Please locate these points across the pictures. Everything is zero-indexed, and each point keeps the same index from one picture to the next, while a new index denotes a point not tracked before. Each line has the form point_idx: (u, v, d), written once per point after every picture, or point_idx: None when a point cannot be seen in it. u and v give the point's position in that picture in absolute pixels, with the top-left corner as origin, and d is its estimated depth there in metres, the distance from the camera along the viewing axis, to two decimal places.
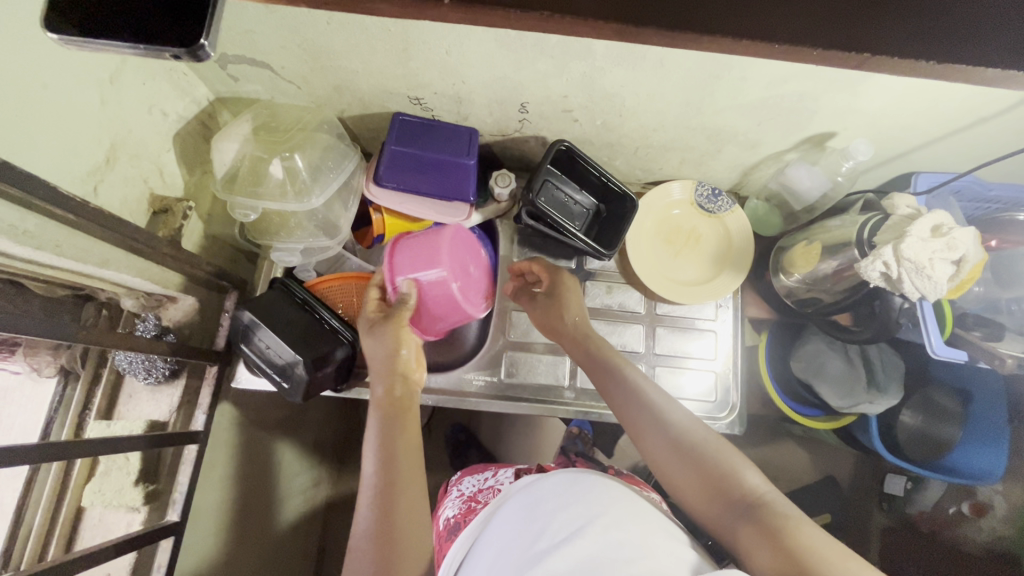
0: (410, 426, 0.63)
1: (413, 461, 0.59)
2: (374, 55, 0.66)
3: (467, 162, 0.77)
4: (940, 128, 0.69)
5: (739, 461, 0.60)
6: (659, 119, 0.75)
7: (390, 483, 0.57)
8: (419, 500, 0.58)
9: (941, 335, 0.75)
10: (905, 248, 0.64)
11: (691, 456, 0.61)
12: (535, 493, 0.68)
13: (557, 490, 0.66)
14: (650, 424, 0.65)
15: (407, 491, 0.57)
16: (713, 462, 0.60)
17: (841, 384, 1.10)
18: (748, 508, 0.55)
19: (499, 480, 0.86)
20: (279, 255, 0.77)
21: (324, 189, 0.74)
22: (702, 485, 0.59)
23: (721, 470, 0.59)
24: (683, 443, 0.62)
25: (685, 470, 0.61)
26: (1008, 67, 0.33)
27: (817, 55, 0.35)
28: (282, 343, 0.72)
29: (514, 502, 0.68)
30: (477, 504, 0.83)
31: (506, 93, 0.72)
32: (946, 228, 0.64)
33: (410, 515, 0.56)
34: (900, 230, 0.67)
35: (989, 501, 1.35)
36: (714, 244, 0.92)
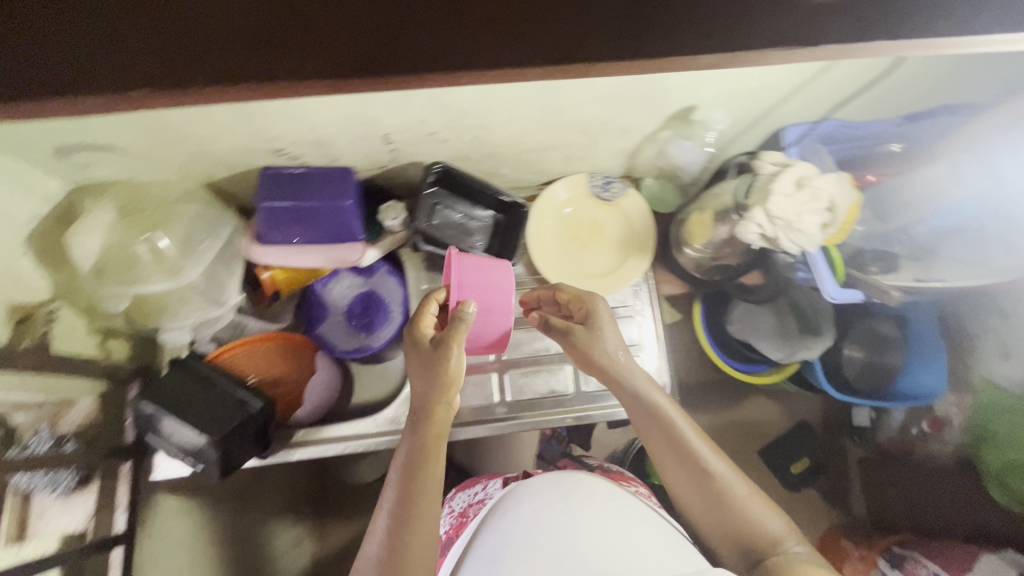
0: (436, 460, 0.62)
1: (430, 497, 0.60)
2: (213, 118, 0.64)
3: (343, 204, 0.76)
4: (790, 84, 0.71)
5: (762, 509, 0.64)
6: (525, 124, 0.75)
7: (404, 514, 0.58)
8: (428, 532, 0.58)
9: (836, 280, 0.77)
10: (770, 208, 0.66)
11: (715, 496, 0.65)
12: (523, 497, 0.78)
13: (545, 492, 0.77)
14: (678, 455, 0.67)
15: (419, 533, 0.57)
16: (735, 503, 0.64)
17: (776, 336, 1.13)
18: (767, 557, 0.61)
19: (488, 492, 0.87)
20: (167, 336, 0.74)
21: (197, 261, 0.72)
22: (719, 525, 0.65)
23: (739, 515, 0.64)
24: (709, 483, 0.65)
25: (705, 507, 0.66)
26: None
27: None
28: (188, 426, 0.69)
29: (504, 505, 0.77)
30: (466, 518, 0.84)
31: (364, 128, 0.71)
32: (807, 180, 0.66)
33: (417, 548, 0.57)
34: (767, 190, 0.68)
35: (946, 414, 1.27)
36: (617, 231, 0.93)
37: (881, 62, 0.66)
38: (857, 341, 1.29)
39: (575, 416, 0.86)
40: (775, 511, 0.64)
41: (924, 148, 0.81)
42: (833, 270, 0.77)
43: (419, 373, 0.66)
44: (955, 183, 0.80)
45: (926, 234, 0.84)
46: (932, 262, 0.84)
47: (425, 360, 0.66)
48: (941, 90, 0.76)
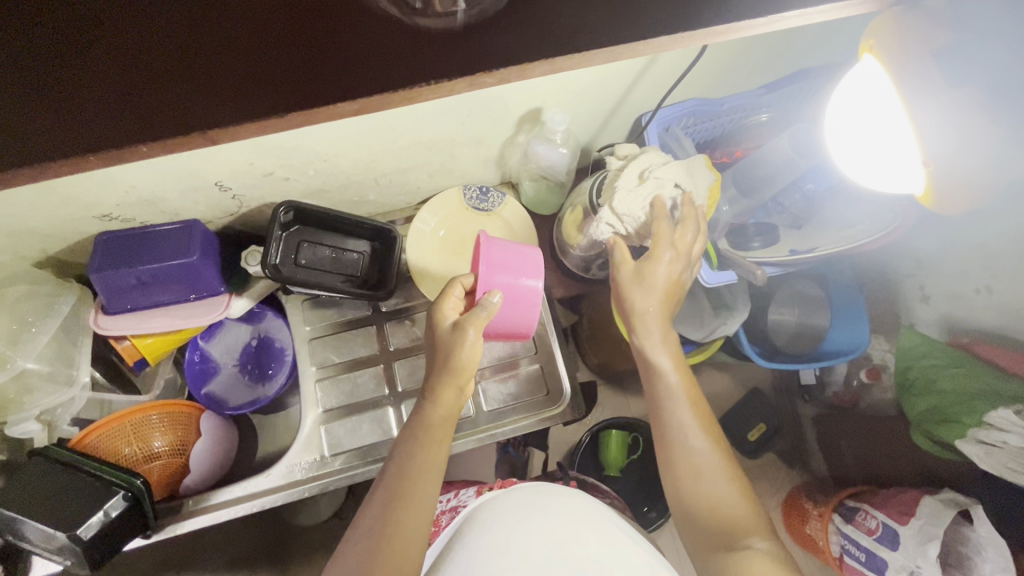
0: (431, 453, 0.63)
1: (413, 505, 0.59)
2: (7, 196, 0.59)
3: (190, 260, 0.71)
4: (624, 72, 0.69)
5: (734, 500, 0.61)
6: (366, 149, 0.71)
7: (401, 493, 0.60)
8: (412, 538, 0.57)
9: (709, 265, 0.76)
10: (617, 206, 0.64)
11: (684, 485, 0.62)
12: (507, 507, 0.72)
13: (534, 505, 0.71)
14: (665, 432, 0.65)
15: (405, 533, 0.57)
16: (721, 492, 0.61)
17: (693, 317, 1.13)
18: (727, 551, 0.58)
19: (461, 501, 0.87)
20: (14, 431, 0.68)
21: (33, 346, 0.68)
22: (686, 511, 0.63)
23: (710, 507, 0.61)
24: (686, 471, 0.62)
25: (675, 495, 0.63)
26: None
27: None
28: (45, 523, 0.64)
29: (488, 516, 0.71)
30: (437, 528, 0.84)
31: (189, 179, 0.67)
32: (647, 171, 0.65)
33: (404, 543, 0.56)
34: (613, 187, 0.67)
35: (882, 361, 1.29)
36: (502, 240, 0.89)
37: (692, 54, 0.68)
38: (785, 304, 1.29)
39: (480, 437, 0.85)
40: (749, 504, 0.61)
41: (791, 114, 0.84)
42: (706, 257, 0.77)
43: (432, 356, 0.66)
44: (800, 153, 0.75)
45: (801, 201, 0.82)
46: (813, 225, 0.84)
47: (443, 343, 0.65)
48: (789, 59, 0.78)
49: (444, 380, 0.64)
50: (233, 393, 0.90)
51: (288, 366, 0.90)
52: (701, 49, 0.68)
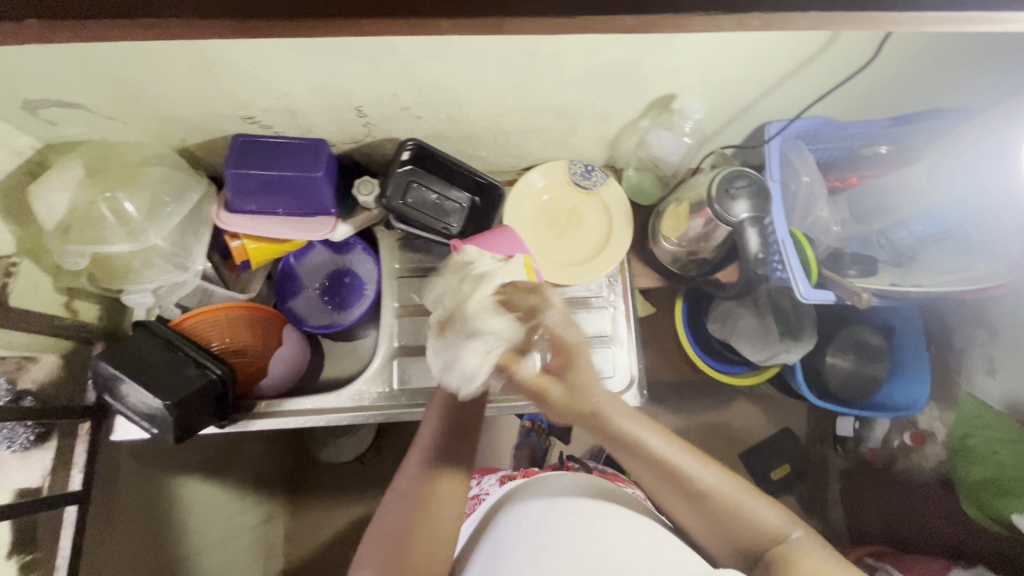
0: (455, 458, 0.62)
1: (457, 463, 0.62)
2: (181, 80, 0.64)
3: (315, 176, 0.75)
4: (769, 76, 0.69)
5: (764, 507, 0.62)
6: (500, 104, 0.74)
7: (425, 501, 0.59)
8: (458, 490, 0.61)
9: (807, 280, 0.75)
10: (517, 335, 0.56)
11: (713, 509, 0.62)
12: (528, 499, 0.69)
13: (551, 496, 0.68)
14: (658, 474, 0.62)
15: (447, 489, 0.61)
16: (743, 502, 0.62)
17: (756, 338, 1.12)
18: (770, 553, 0.60)
19: (484, 487, 0.89)
20: (130, 299, 0.74)
21: (162, 226, 0.71)
22: (717, 531, 0.62)
23: (741, 521, 0.61)
24: (714, 495, 0.62)
25: (705, 521, 0.62)
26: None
27: None
28: (144, 388, 0.69)
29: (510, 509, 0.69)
30: (462, 513, 0.87)
31: (336, 99, 0.70)
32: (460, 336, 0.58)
33: (448, 498, 0.60)
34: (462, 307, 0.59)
35: (929, 429, 1.26)
36: (596, 220, 0.91)
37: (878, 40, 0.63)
38: (845, 349, 1.28)
39: None
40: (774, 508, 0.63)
41: (911, 151, 0.83)
42: (805, 271, 0.76)
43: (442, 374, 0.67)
44: (934, 184, 0.76)
45: (908, 240, 0.81)
46: (911, 267, 0.82)
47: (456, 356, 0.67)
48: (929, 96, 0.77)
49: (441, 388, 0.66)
50: (311, 315, 0.94)
51: (368, 298, 0.92)
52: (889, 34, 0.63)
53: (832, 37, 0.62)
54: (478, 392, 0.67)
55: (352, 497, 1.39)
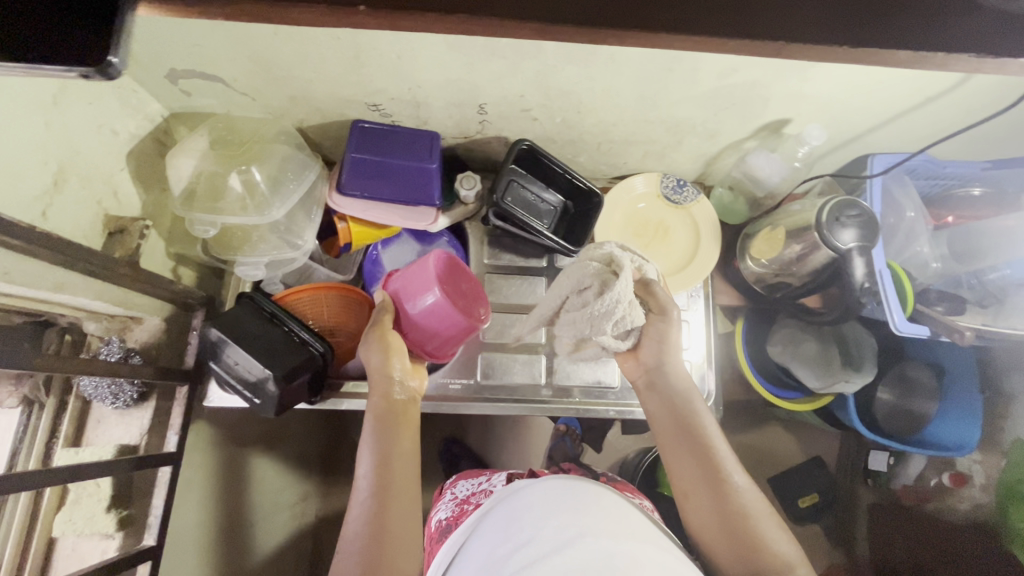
0: (405, 435, 0.65)
1: (399, 503, 0.60)
2: (325, 64, 0.66)
3: (429, 167, 0.77)
4: (890, 110, 0.70)
5: (777, 532, 0.60)
6: (617, 113, 0.75)
7: (384, 490, 0.60)
8: (407, 529, 0.59)
9: (902, 312, 0.76)
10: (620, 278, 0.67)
11: (726, 507, 0.61)
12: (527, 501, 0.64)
13: (550, 495, 0.64)
14: (688, 450, 0.65)
15: (395, 525, 0.58)
16: (750, 517, 0.60)
17: (818, 365, 1.13)
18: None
19: (492, 484, 0.85)
20: (241, 270, 0.75)
21: (284, 202, 0.73)
22: (724, 536, 0.60)
23: (748, 529, 0.60)
24: (729, 489, 0.62)
25: (713, 516, 0.61)
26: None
27: None
28: (251, 358, 0.72)
29: (507, 510, 0.65)
30: (468, 505, 0.83)
31: (463, 95, 0.72)
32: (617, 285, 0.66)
33: (396, 535, 0.58)
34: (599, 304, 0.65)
35: (968, 471, 1.30)
36: (683, 234, 0.92)
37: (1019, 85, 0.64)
38: (892, 384, 1.25)
39: (617, 410, 0.87)
40: (788, 538, 0.60)
41: (1006, 198, 0.81)
42: (901, 303, 0.77)
43: (374, 356, 0.69)
44: None
45: (998, 282, 0.80)
46: (1000, 310, 0.80)
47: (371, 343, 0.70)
48: None
49: (379, 366, 0.69)
50: None
51: None
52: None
53: (969, 77, 0.63)
54: (401, 418, 0.66)
55: None
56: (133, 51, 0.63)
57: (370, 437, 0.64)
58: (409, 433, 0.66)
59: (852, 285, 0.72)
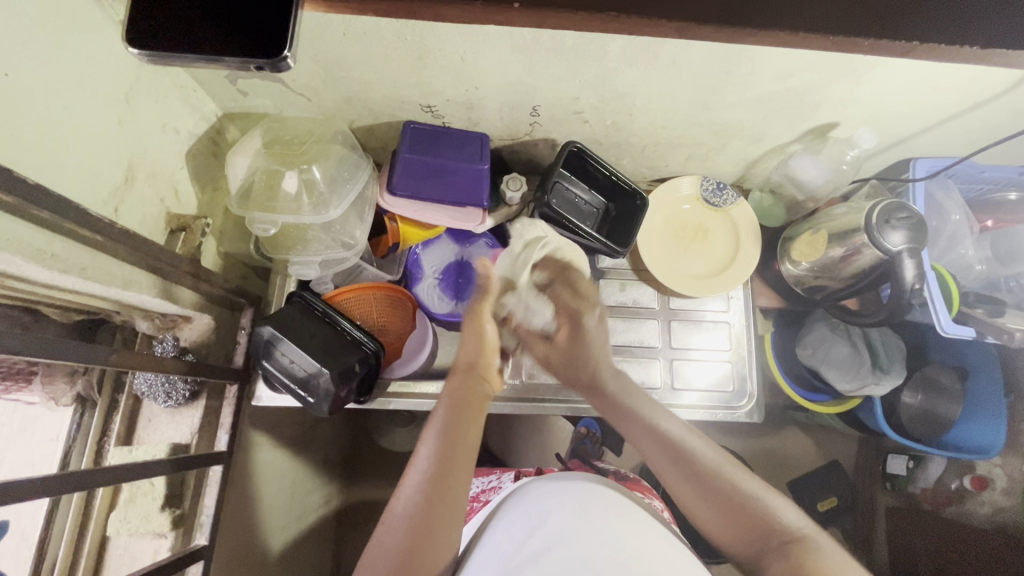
0: (473, 420, 0.66)
1: (452, 487, 0.59)
2: (388, 65, 0.66)
3: (480, 167, 0.78)
4: (937, 114, 0.72)
5: (778, 501, 0.61)
6: (668, 116, 0.76)
7: (440, 465, 0.60)
8: (453, 510, 0.58)
9: (949, 314, 0.77)
10: None
11: (720, 484, 0.63)
12: (530, 498, 0.69)
13: (554, 493, 0.68)
14: (665, 450, 0.67)
15: (445, 504, 0.58)
16: (746, 489, 0.62)
17: (848, 368, 1.12)
18: (790, 546, 0.57)
19: (501, 482, 0.88)
20: (295, 270, 0.76)
21: (341, 201, 0.73)
22: (729, 521, 0.61)
23: (749, 509, 0.61)
24: (718, 475, 0.64)
25: (709, 509, 0.62)
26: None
27: None
28: (306, 356, 0.72)
29: (512, 505, 0.69)
30: (477, 503, 0.85)
31: (518, 97, 0.73)
32: None
33: (448, 514, 0.58)
34: None
35: (989, 475, 1.32)
36: (722, 236, 0.92)
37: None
38: (916, 387, 1.24)
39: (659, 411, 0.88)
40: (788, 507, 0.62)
41: None
42: (947, 305, 0.78)
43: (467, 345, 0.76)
44: None
45: None
46: None
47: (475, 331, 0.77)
48: None
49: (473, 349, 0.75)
50: (432, 304, 0.92)
51: None
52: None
53: (1020, 82, 0.64)
54: (470, 409, 0.67)
55: None
56: None
57: (437, 423, 0.65)
58: (474, 422, 0.66)
59: (902, 287, 0.73)
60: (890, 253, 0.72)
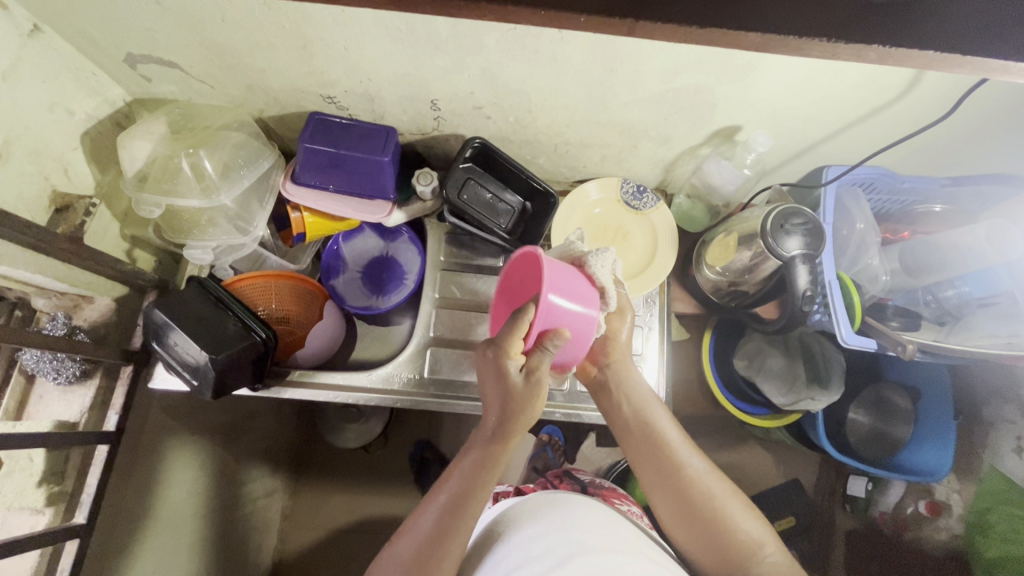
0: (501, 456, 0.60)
1: (460, 540, 0.57)
2: (275, 52, 0.67)
3: (381, 159, 0.77)
4: (836, 119, 0.70)
5: (743, 512, 0.62)
6: (569, 115, 0.76)
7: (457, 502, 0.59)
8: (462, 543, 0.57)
9: (851, 325, 0.75)
10: None
11: (691, 503, 0.63)
12: (516, 522, 0.65)
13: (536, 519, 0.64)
14: (654, 457, 0.66)
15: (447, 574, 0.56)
16: (718, 511, 0.61)
17: (782, 380, 1.10)
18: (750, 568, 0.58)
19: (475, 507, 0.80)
20: (191, 254, 0.77)
21: (233, 187, 0.75)
22: (700, 539, 0.62)
23: (722, 529, 0.61)
24: (698, 492, 0.63)
25: (683, 517, 0.63)
26: (768, 32, 0.35)
27: (591, 21, 0.36)
28: (191, 342, 0.72)
29: (495, 534, 0.66)
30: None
31: (415, 90, 0.73)
32: None
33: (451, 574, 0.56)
34: None
35: (945, 500, 1.20)
36: (641, 237, 0.90)
37: (960, 91, 0.62)
38: (866, 406, 1.16)
39: (563, 412, 0.87)
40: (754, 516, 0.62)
41: (967, 213, 0.81)
42: (849, 316, 0.76)
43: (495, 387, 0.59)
44: (994, 247, 0.73)
45: (954, 300, 0.79)
46: (956, 328, 0.80)
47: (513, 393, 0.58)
48: (992, 155, 0.74)
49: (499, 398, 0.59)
50: (351, 297, 0.94)
51: (406, 288, 0.92)
52: (979, 83, 0.61)
53: (908, 89, 0.63)
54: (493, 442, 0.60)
55: (352, 487, 1.36)
56: (89, 34, 0.65)
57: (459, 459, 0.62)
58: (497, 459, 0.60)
59: (795, 293, 0.72)
60: (775, 256, 0.71)
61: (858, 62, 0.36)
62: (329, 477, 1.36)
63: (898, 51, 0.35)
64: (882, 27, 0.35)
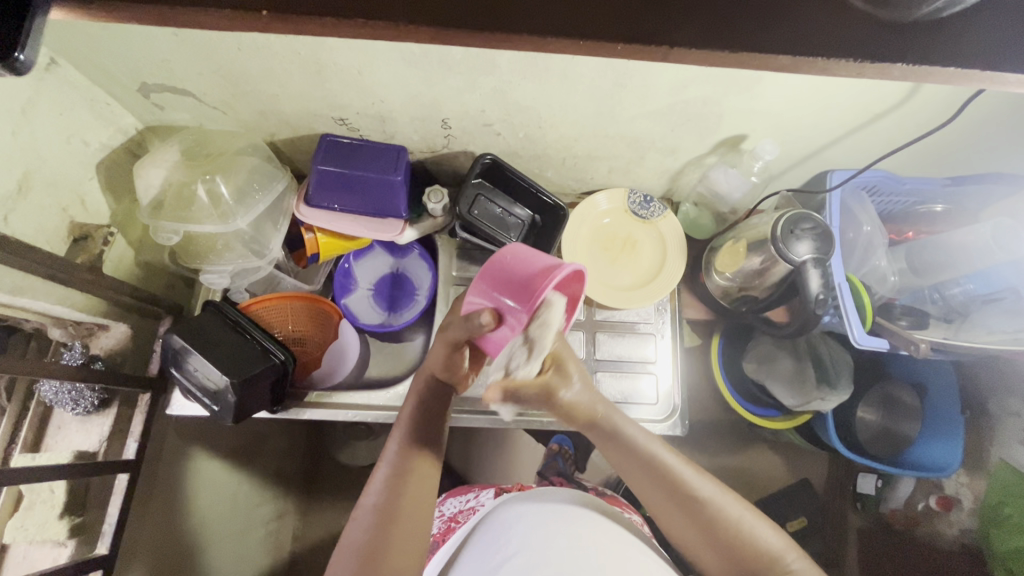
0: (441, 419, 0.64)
1: (420, 497, 0.58)
2: (289, 78, 0.68)
3: (393, 179, 0.77)
4: (840, 125, 0.71)
5: (761, 526, 0.60)
6: (577, 130, 0.77)
7: (409, 463, 0.59)
8: (423, 502, 0.58)
9: (862, 327, 0.76)
10: None
11: (710, 520, 0.59)
12: (514, 516, 0.66)
13: (535, 517, 0.65)
14: (664, 482, 0.61)
15: (406, 522, 0.56)
16: (738, 527, 0.59)
17: (792, 383, 1.09)
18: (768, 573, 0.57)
19: (481, 501, 0.80)
20: (208, 279, 0.79)
21: (249, 211, 0.76)
22: (722, 557, 0.59)
23: (745, 546, 0.58)
24: (713, 511, 0.60)
25: (700, 534, 0.59)
26: (795, 54, 0.37)
27: (619, 48, 0.38)
28: (211, 367, 0.73)
29: (494, 524, 0.66)
30: (457, 524, 0.78)
31: (426, 110, 0.74)
32: None
33: (413, 519, 0.56)
34: None
35: (955, 494, 1.21)
36: (649, 246, 0.91)
37: (962, 98, 0.65)
38: (874, 404, 1.16)
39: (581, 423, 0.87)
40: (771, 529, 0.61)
41: (968, 213, 0.82)
42: (862, 318, 0.77)
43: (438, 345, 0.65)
44: (1000, 244, 0.75)
45: (960, 297, 0.81)
46: (963, 325, 0.81)
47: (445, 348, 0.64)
48: (991, 157, 0.77)
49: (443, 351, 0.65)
50: (364, 315, 0.93)
51: (418, 306, 0.92)
52: (978, 92, 0.64)
53: (909, 95, 0.64)
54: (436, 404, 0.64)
55: None
56: (103, 65, 0.65)
57: (402, 418, 0.63)
58: (439, 420, 0.64)
59: (807, 297, 0.73)
60: (784, 260, 0.72)
61: (881, 79, 0.38)
62: (339, 496, 1.34)
63: (917, 69, 0.37)
64: (899, 46, 0.37)
